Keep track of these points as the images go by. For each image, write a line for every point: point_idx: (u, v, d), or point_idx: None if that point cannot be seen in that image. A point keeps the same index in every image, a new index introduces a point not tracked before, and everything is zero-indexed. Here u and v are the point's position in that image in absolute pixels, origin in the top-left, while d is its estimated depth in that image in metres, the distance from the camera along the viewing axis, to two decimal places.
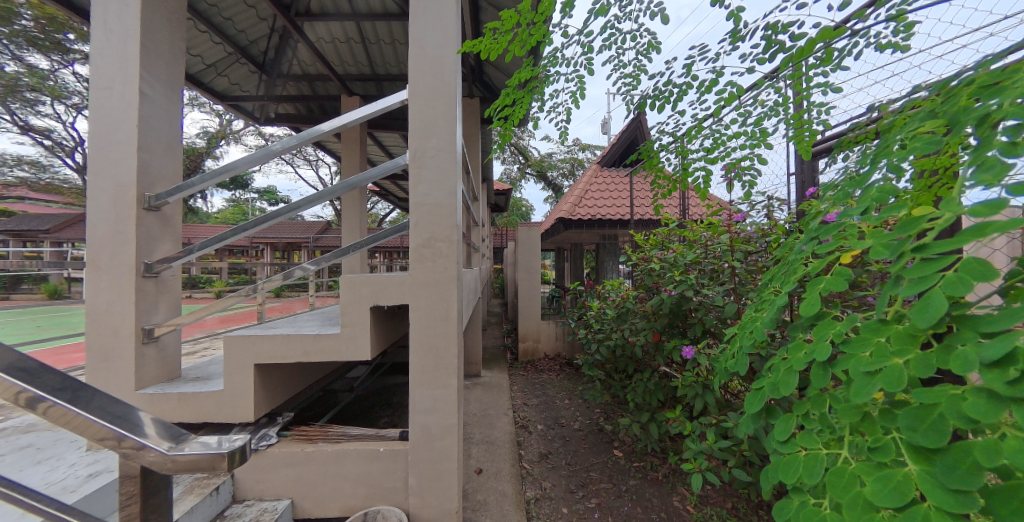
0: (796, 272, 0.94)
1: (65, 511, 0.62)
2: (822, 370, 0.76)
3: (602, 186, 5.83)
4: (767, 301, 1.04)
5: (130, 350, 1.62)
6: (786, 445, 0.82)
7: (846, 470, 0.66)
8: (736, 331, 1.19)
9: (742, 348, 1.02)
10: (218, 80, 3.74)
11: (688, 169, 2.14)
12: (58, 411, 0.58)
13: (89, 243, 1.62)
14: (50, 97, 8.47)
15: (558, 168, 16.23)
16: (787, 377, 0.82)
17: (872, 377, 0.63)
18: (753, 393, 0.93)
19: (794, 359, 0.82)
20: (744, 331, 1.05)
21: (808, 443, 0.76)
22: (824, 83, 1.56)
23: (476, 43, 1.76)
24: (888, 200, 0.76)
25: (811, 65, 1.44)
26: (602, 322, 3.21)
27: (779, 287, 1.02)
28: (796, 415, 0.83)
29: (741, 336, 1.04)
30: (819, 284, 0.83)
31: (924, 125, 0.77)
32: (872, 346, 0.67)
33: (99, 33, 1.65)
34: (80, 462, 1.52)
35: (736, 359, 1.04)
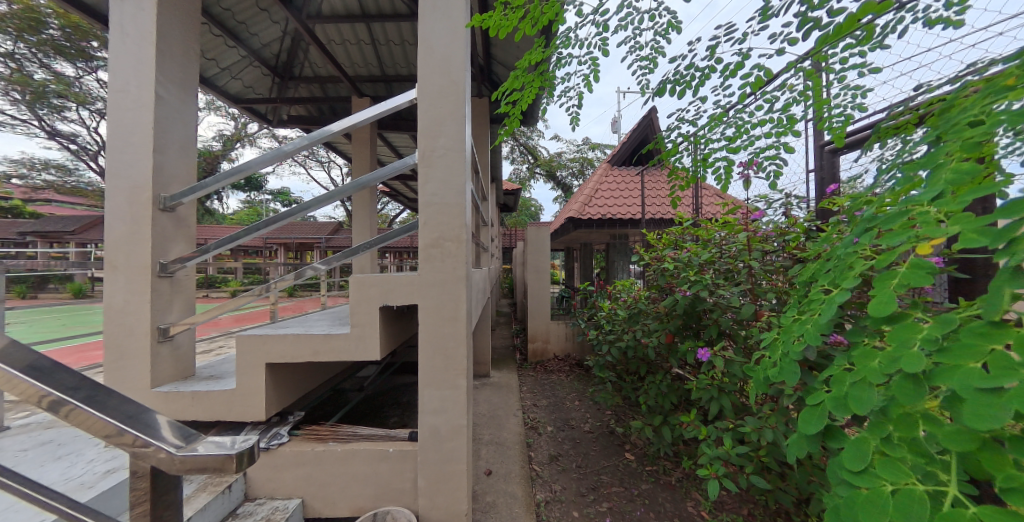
0: (853, 267, 0.88)
1: (79, 510, 0.61)
2: (911, 383, 0.66)
3: (612, 185, 5.77)
4: (814, 300, 0.98)
5: (146, 349, 1.65)
6: (861, 477, 0.71)
7: (963, 514, 0.57)
8: (774, 336, 1.14)
9: (791, 356, 0.95)
10: (232, 83, 3.80)
11: (707, 159, 2.06)
12: (79, 414, 0.59)
13: (107, 243, 1.65)
14: (75, 103, 8.86)
15: (568, 168, 16.12)
16: (862, 392, 0.73)
17: (996, 397, 0.55)
18: (816, 412, 0.84)
19: (867, 370, 0.74)
20: (788, 337, 0.98)
21: (894, 475, 0.66)
22: (860, 64, 1.48)
23: (485, 17, 1.66)
24: (970, 182, 0.70)
25: (847, 46, 1.37)
26: (613, 323, 3.18)
27: (829, 286, 0.95)
28: (870, 437, 0.73)
29: (785, 341, 0.99)
30: (892, 281, 0.76)
31: (1002, 99, 0.71)
32: (984, 358, 0.58)
33: (115, 36, 1.67)
34: (97, 459, 1.54)
35: (785, 369, 0.97)
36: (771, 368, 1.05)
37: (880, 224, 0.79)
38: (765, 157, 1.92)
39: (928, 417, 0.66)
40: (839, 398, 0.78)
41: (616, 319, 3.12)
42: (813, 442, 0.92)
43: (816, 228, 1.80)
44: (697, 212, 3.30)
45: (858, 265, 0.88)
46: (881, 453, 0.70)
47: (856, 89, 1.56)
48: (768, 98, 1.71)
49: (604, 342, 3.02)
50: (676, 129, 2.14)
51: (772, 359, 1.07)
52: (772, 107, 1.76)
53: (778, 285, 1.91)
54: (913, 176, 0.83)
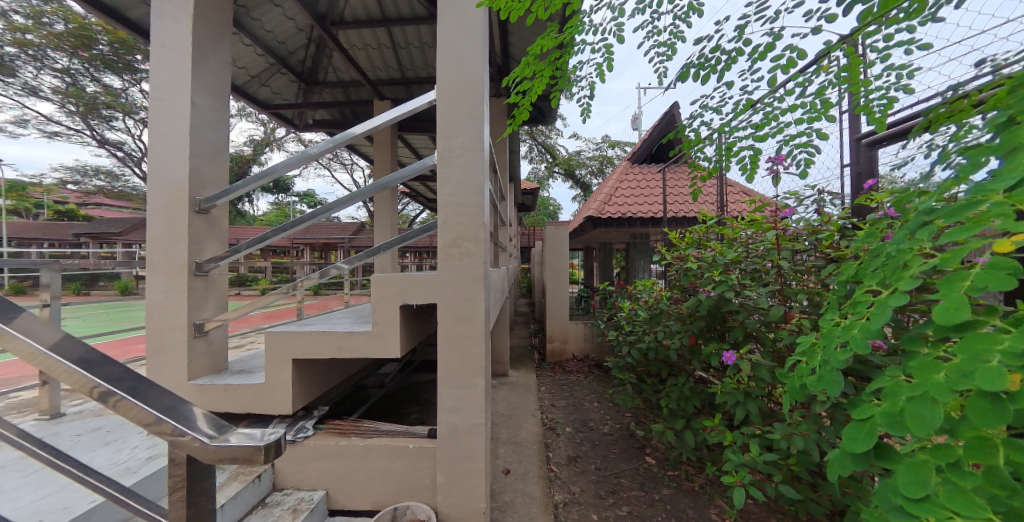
0: (911, 269, 0.81)
1: (124, 492, 0.66)
2: (991, 403, 0.58)
3: (631, 182, 5.66)
4: (859, 303, 0.91)
5: (183, 344, 1.74)
6: (920, 505, 0.62)
7: None
8: (811, 342, 1.07)
9: (834, 365, 0.89)
10: (261, 90, 3.95)
11: (732, 149, 1.99)
12: (125, 405, 0.63)
13: (148, 243, 1.75)
14: (122, 114, 9.55)
15: (587, 166, 15.92)
16: (925, 411, 0.63)
17: None
18: (866, 429, 0.75)
19: (929, 384, 0.65)
20: (829, 343, 0.94)
21: (967, 508, 0.57)
22: (907, 41, 1.39)
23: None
24: None
25: (892, 21, 1.28)
26: (633, 324, 3.13)
27: (877, 287, 0.89)
28: (934, 461, 0.64)
29: (825, 348, 0.94)
30: (962, 285, 0.68)
31: None
32: None
33: (156, 49, 1.78)
34: (141, 446, 1.64)
35: (826, 379, 0.92)
36: (808, 376, 1.00)
37: (945, 218, 0.71)
38: (796, 146, 1.83)
39: (1010, 443, 0.57)
40: (891, 413, 0.71)
41: (637, 320, 3.07)
42: (855, 458, 0.83)
43: (853, 225, 1.69)
44: (722, 209, 3.19)
45: (914, 266, 0.81)
46: (949, 481, 0.61)
47: (901, 71, 1.46)
48: (800, 81, 1.63)
49: (625, 344, 2.98)
50: (699, 117, 2.08)
51: (809, 365, 1.02)
52: (804, 91, 1.68)
53: (810, 286, 1.81)
54: (978, 163, 0.75)
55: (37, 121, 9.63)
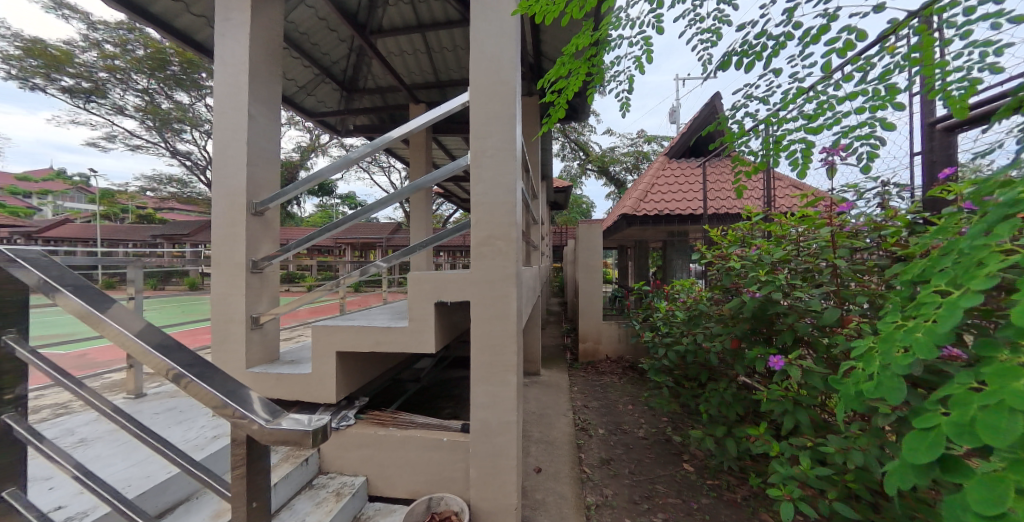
0: (985, 267, 0.73)
1: (195, 466, 0.73)
2: None
3: (669, 179, 5.45)
4: (925, 303, 0.83)
5: (242, 335, 1.90)
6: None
7: None
8: (868, 346, 0.99)
9: (895, 371, 0.82)
10: (308, 99, 4.22)
11: (781, 141, 1.86)
12: (195, 387, 0.70)
13: (214, 243, 1.93)
14: (191, 127, 10.64)
15: (621, 163, 15.51)
16: (1001, 421, 0.57)
17: None
18: (928, 436, 0.69)
19: (1008, 391, 0.59)
20: (888, 347, 0.86)
21: None
22: (993, 13, 1.23)
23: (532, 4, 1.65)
24: None
25: None
26: (670, 325, 3.04)
27: (945, 287, 0.81)
28: (1014, 477, 0.57)
29: (884, 353, 0.87)
30: None
31: None
32: None
33: (220, 68, 1.96)
34: (208, 425, 1.82)
35: (886, 386, 0.84)
36: (864, 383, 0.91)
37: None
38: (855, 137, 1.67)
39: None
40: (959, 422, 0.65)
41: (675, 321, 2.95)
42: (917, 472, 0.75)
43: (924, 221, 1.50)
44: (769, 206, 2.99)
45: (991, 263, 0.73)
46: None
47: (985, 47, 1.29)
48: (859, 66, 1.49)
49: (662, 346, 2.88)
50: (743, 108, 1.96)
51: (865, 371, 0.93)
52: (865, 76, 1.53)
53: (871, 288, 1.66)
54: None
55: (122, 136, 10.95)
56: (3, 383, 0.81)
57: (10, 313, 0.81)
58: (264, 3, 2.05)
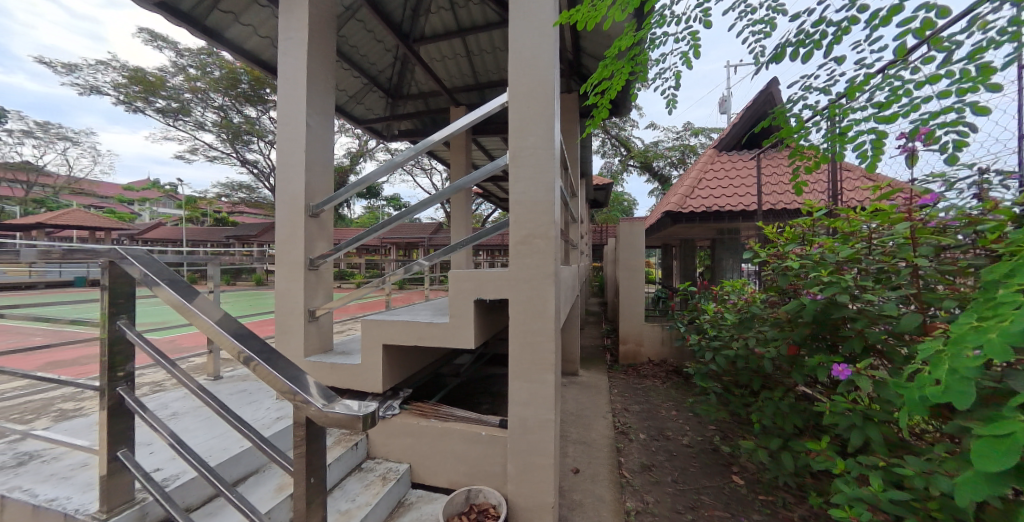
0: None
1: (263, 442, 0.82)
2: None
3: (718, 174, 5.14)
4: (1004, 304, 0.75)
5: (301, 327, 2.08)
6: None
7: None
8: (935, 347, 0.91)
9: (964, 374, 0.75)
10: (357, 108, 4.49)
11: (846, 133, 1.69)
12: (263, 372, 0.79)
13: (278, 244, 2.14)
14: (258, 139, 11.76)
15: (665, 158, 14.83)
16: None
17: None
18: (1003, 446, 0.65)
19: None
20: (959, 350, 0.79)
21: None
22: None
23: (573, 12, 1.68)
24: None
25: None
26: (718, 328, 2.88)
27: None
28: None
29: (953, 356, 0.80)
30: None
31: None
32: None
33: (283, 83, 2.15)
34: (272, 407, 2.01)
35: (953, 389, 0.77)
36: (930, 387, 0.83)
37: None
38: (941, 123, 1.48)
39: None
40: None
41: (725, 325, 2.78)
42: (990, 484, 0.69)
43: None
44: (834, 200, 2.72)
45: None
46: None
47: None
48: (941, 47, 1.32)
49: (709, 351, 2.74)
50: (801, 100, 1.81)
51: (931, 375, 0.85)
52: (950, 56, 1.35)
53: (960, 292, 1.45)
54: None
55: (202, 149, 12.36)
56: (117, 361, 0.97)
57: (121, 302, 0.97)
58: (320, 21, 2.21)
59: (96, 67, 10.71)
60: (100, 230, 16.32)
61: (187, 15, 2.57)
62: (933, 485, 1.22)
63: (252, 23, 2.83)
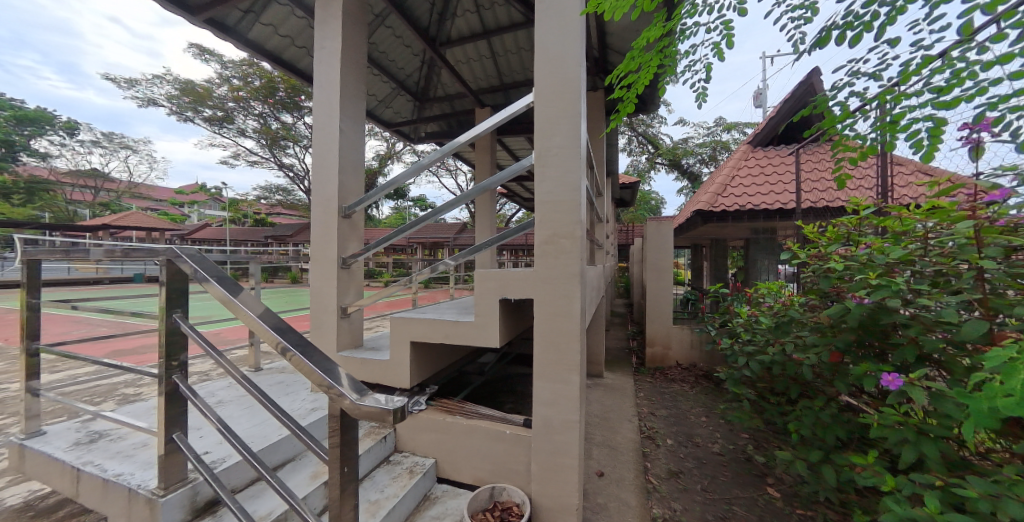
0: None
1: (301, 431, 0.87)
2: None
3: (752, 171, 4.90)
4: None
5: (334, 323, 2.17)
6: None
7: None
8: (1008, 355, 0.83)
9: None
10: (386, 111, 4.62)
11: (897, 122, 1.58)
12: (302, 364, 0.83)
13: (313, 243, 2.24)
14: (294, 143, 12.38)
15: (695, 155, 14.30)
16: None
17: None
18: None
19: None
20: None
21: None
22: None
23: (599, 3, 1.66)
24: None
25: None
26: (752, 332, 2.76)
27: None
28: None
29: None
30: None
31: None
32: None
33: (319, 90, 2.26)
34: (307, 398, 2.11)
35: None
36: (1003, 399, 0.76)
37: None
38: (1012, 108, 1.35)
39: None
40: None
41: (761, 329, 2.65)
42: None
43: None
44: (884, 197, 2.53)
45: None
46: None
47: None
48: (1015, 22, 1.20)
49: (743, 356, 2.62)
50: (847, 87, 1.70)
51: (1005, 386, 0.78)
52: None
53: None
54: None
55: (244, 154, 13.14)
56: (172, 351, 1.06)
57: (175, 298, 1.05)
58: (353, 29, 2.30)
59: (153, 81, 11.65)
60: (156, 230, 17.72)
61: (232, 30, 2.75)
62: (1000, 508, 1.11)
63: (289, 34, 2.98)
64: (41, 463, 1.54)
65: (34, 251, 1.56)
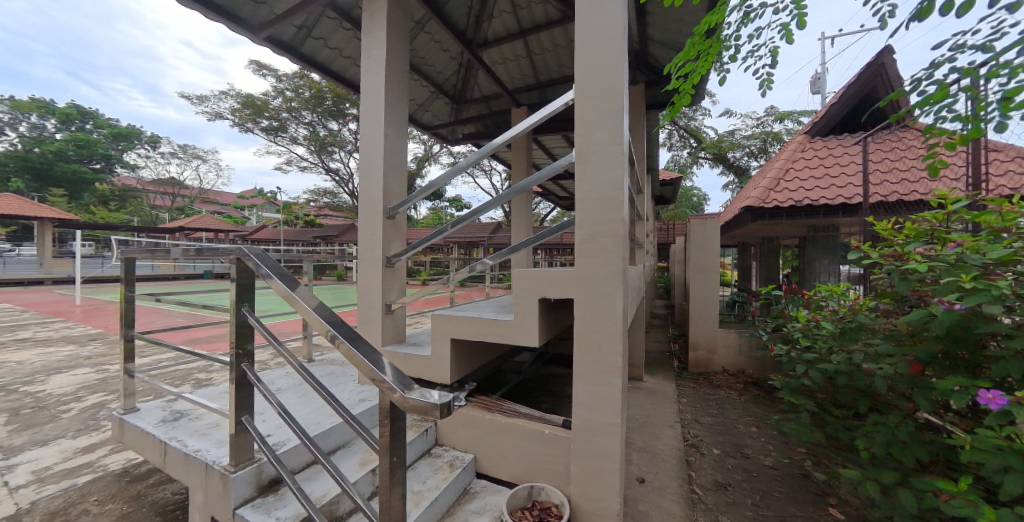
0: None
1: (353, 421, 0.92)
2: None
3: (810, 163, 4.49)
4: None
5: (379, 319, 2.28)
6: None
7: None
8: None
9: None
10: (425, 115, 4.76)
11: (1014, 98, 1.38)
12: (355, 358, 0.88)
13: (360, 243, 2.37)
14: (340, 148, 13.13)
15: (743, 148, 13.40)
16: None
17: None
18: None
19: None
20: None
21: None
22: None
23: None
24: None
25: None
26: (811, 339, 2.54)
27: None
28: None
29: None
30: None
31: None
32: None
33: (366, 98, 2.37)
34: (355, 389, 2.23)
35: None
36: None
37: None
38: None
39: None
40: None
41: (823, 335, 2.43)
42: None
43: None
44: (979, 188, 2.22)
45: None
46: None
47: None
48: None
49: (801, 364, 2.42)
50: (948, 63, 1.52)
51: None
52: None
53: None
54: None
55: (296, 160, 14.13)
56: (241, 341, 1.16)
57: (244, 293, 1.16)
58: (396, 37, 2.39)
59: (219, 96, 12.85)
60: (223, 232, 19.59)
61: (287, 45, 2.97)
62: None
63: (337, 46, 3.15)
64: (136, 435, 1.75)
65: (128, 250, 1.78)
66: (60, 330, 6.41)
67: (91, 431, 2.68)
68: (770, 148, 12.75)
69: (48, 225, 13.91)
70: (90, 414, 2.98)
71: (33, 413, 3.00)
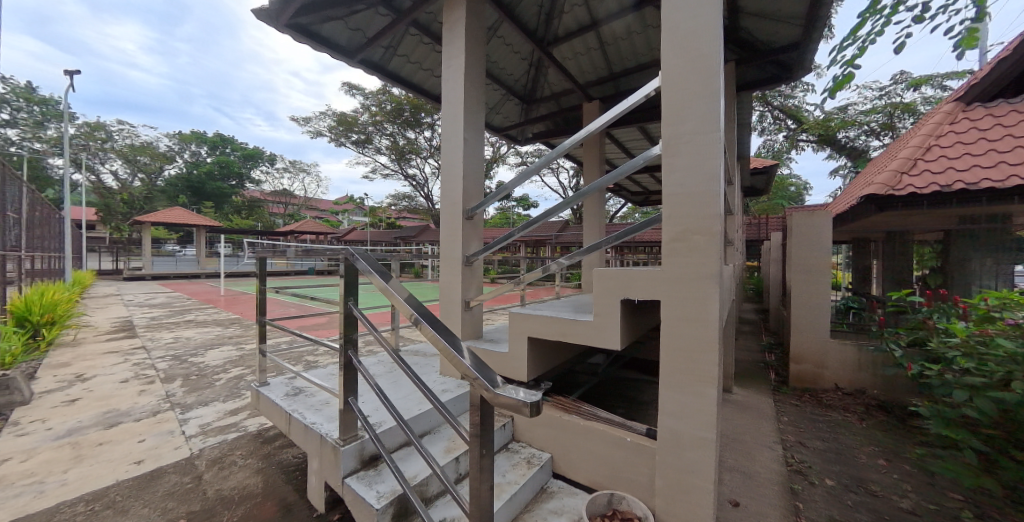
0: None
1: (446, 411, 0.96)
2: None
3: (963, 138, 3.58)
4: None
5: (459, 315, 2.40)
6: None
7: None
8: None
9: None
10: (497, 117, 4.88)
11: None
12: (447, 352, 0.93)
13: (442, 243, 2.52)
14: (417, 156, 14.18)
15: (859, 126, 11.25)
16: None
17: None
18: None
19: None
20: None
21: None
22: None
23: None
24: None
25: None
26: (975, 362, 2.00)
27: None
28: None
29: None
30: None
31: None
32: None
33: (447, 106, 2.51)
34: (438, 379, 2.38)
35: None
36: None
37: None
38: None
39: None
40: None
41: (993, 355, 1.91)
42: None
43: None
44: None
45: None
46: None
47: None
48: None
49: (957, 389, 1.93)
50: None
51: None
52: None
53: None
54: None
55: (380, 168, 15.65)
56: (348, 331, 1.31)
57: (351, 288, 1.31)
58: (472, 44, 2.48)
59: (319, 117, 14.80)
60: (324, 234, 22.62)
61: (375, 63, 3.26)
62: None
63: (418, 60, 3.39)
64: (268, 405, 2.10)
65: (259, 251, 2.13)
66: (212, 314, 8.01)
67: (235, 397, 3.30)
68: (898, 123, 10.49)
69: (204, 230, 17.49)
70: (234, 383, 3.66)
71: (197, 379, 3.80)
